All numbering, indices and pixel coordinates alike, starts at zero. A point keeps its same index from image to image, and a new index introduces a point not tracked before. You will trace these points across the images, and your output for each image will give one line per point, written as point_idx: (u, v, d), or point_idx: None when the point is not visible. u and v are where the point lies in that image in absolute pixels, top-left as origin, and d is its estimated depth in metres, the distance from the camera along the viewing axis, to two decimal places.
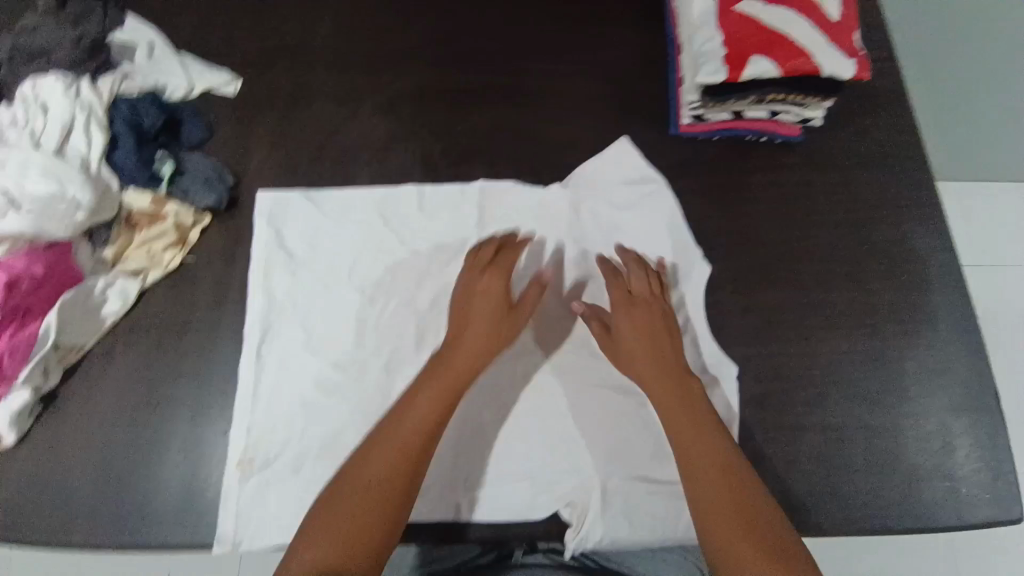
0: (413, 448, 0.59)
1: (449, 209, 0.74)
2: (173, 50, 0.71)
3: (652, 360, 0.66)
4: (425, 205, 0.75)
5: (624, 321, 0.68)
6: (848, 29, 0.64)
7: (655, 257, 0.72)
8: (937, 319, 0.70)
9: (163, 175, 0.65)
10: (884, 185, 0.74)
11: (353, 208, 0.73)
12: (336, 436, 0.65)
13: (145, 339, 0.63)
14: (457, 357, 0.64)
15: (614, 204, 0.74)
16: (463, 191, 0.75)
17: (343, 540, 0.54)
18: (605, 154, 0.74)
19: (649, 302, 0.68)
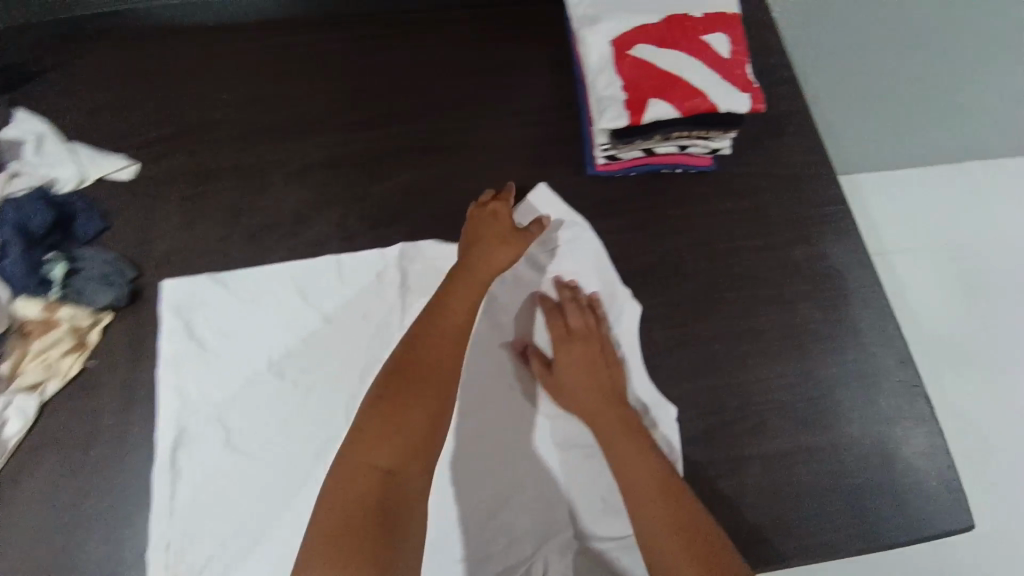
0: (433, 374, 0.53)
1: (373, 277, 0.65)
2: (62, 140, 0.66)
3: (589, 392, 0.60)
4: (345, 275, 0.64)
5: (563, 357, 0.62)
6: (742, 63, 0.60)
7: (587, 291, 0.65)
8: (863, 334, 0.64)
9: (56, 278, 0.59)
10: (797, 202, 0.69)
11: (268, 284, 0.63)
12: (262, 542, 0.56)
13: (44, 460, 0.57)
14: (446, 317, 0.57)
15: (538, 258, 0.66)
16: (383, 256, 0.65)
17: (355, 491, 0.46)
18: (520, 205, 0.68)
19: (574, 344, 0.62)
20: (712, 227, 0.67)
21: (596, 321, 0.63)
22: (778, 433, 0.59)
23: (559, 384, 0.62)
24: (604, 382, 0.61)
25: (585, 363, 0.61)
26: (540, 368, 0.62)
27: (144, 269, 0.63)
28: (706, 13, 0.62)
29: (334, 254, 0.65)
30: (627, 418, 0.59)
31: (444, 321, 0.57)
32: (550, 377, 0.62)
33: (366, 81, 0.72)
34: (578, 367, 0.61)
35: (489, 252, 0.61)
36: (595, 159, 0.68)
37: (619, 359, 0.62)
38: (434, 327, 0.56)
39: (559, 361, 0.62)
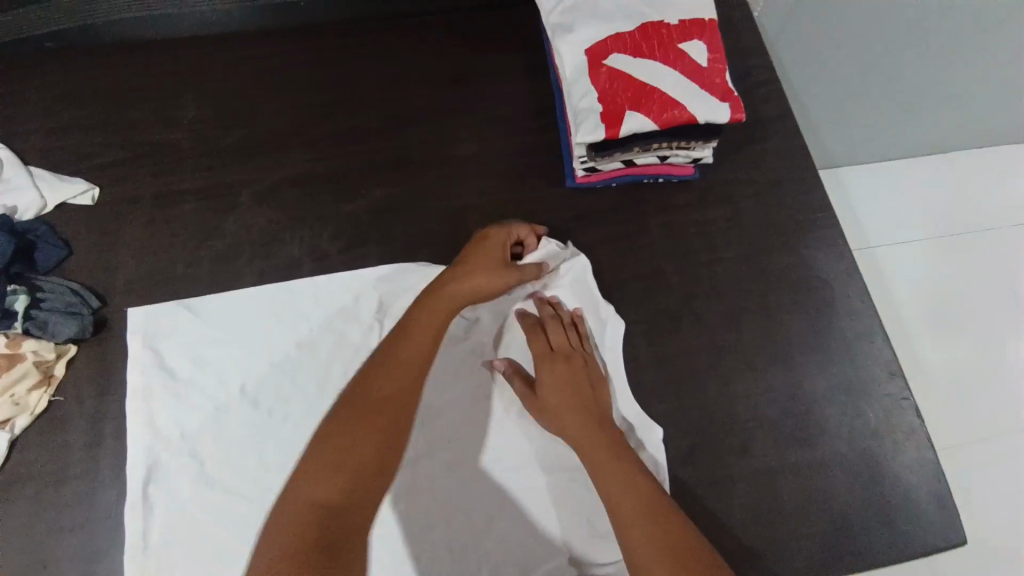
0: (388, 407, 0.49)
1: (349, 299, 0.63)
2: (21, 165, 0.65)
3: (574, 410, 0.57)
4: (319, 298, 0.63)
5: (545, 375, 0.59)
6: (720, 71, 0.59)
7: (571, 306, 0.63)
8: (849, 344, 0.63)
9: (18, 310, 0.57)
10: (782, 209, 0.67)
11: (240, 309, 0.62)
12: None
13: (11, 500, 0.54)
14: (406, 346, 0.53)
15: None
16: (358, 277, 0.64)
17: (296, 529, 0.42)
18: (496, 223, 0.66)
19: (557, 363, 0.59)
20: (695, 238, 0.66)
21: (580, 340, 0.61)
22: (764, 450, 0.58)
23: (540, 405, 0.59)
24: (585, 404, 0.57)
25: (569, 383, 0.58)
26: (522, 387, 0.60)
27: (111, 297, 0.61)
28: (682, 20, 0.60)
29: (308, 276, 0.64)
30: (609, 437, 0.55)
31: (404, 350, 0.53)
32: (531, 397, 0.60)
33: (336, 94, 0.70)
34: (560, 386, 0.58)
35: (472, 276, 0.58)
36: (574, 171, 0.66)
37: (604, 379, 0.60)
38: (389, 355, 0.53)
39: (540, 380, 0.59)
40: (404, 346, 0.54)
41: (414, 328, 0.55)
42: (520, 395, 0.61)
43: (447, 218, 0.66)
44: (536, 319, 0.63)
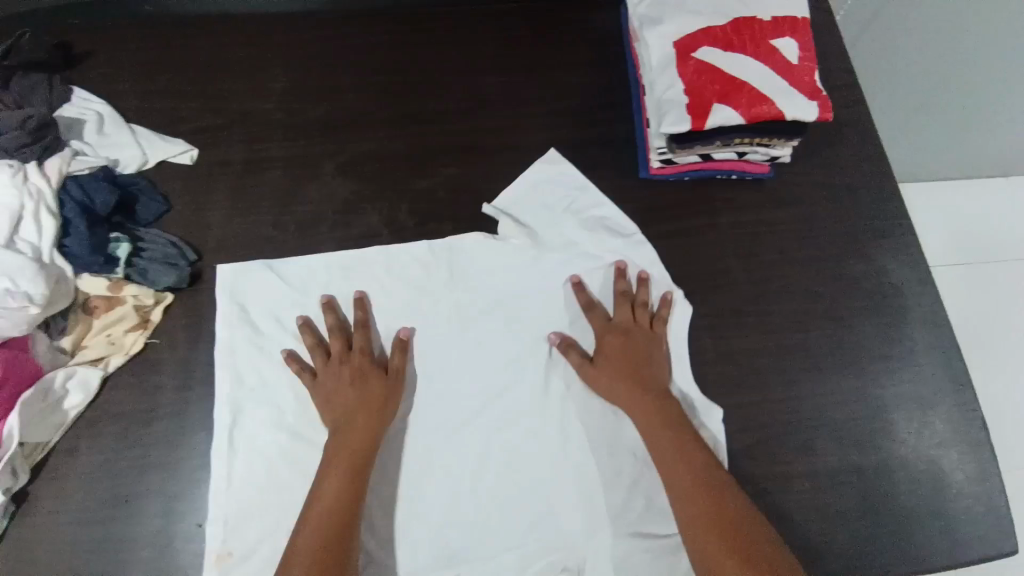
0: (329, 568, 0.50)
1: (422, 269, 0.65)
2: (122, 122, 0.69)
3: (628, 380, 0.60)
4: (394, 266, 0.65)
5: (605, 345, 0.62)
6: (810, 70, 0.58)
7: (657, 293, 0.64)
8: (916, 352, 0.63)
9: (121, 257, 0.60)
10: (856, 214, 0.67)
11: (318, 273, 0.64)
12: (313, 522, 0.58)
13: (106, 432, 0.58)
14: (323, 509, 0.53)
15: (587, 250, 0.67)
16: (431, 250, 0.66)
17: None
18: (555, 180, 0.68)
19: (610, 336, 0.62)
20: (765, 237, 0.66)
21: (646, 317, 0.63)
22: (827, 450, 0.59)
23: (596, 377, 0.61)
24: (633, 390, 0.60)
25: (628, 356, 0.61)
26: (579, 358, 0.62)
27: (203, 254, 0.64)
28: (776, 16, 0.60)
29: (382, 245, 0.66)
30: (656, 424, 0.58)
31: (321, 521, 0.52)
32: (587, 368, 0.62)
33: (415, 75, 0.73)
34: (614, 360, 0.61)
35: (359, 418, 0.58)
36: (649, 162, 0.67)
37: (664, 359, 0.62)
38: (313, 515, 0.53)
39: (599, 353, 0.62)
40: (325, 507, 0.53)
41: (324, 498, 0.54)
42: (576, 366, 0.62)
43: (521, 199, 0.68)
44: (599, 299, 0.65)
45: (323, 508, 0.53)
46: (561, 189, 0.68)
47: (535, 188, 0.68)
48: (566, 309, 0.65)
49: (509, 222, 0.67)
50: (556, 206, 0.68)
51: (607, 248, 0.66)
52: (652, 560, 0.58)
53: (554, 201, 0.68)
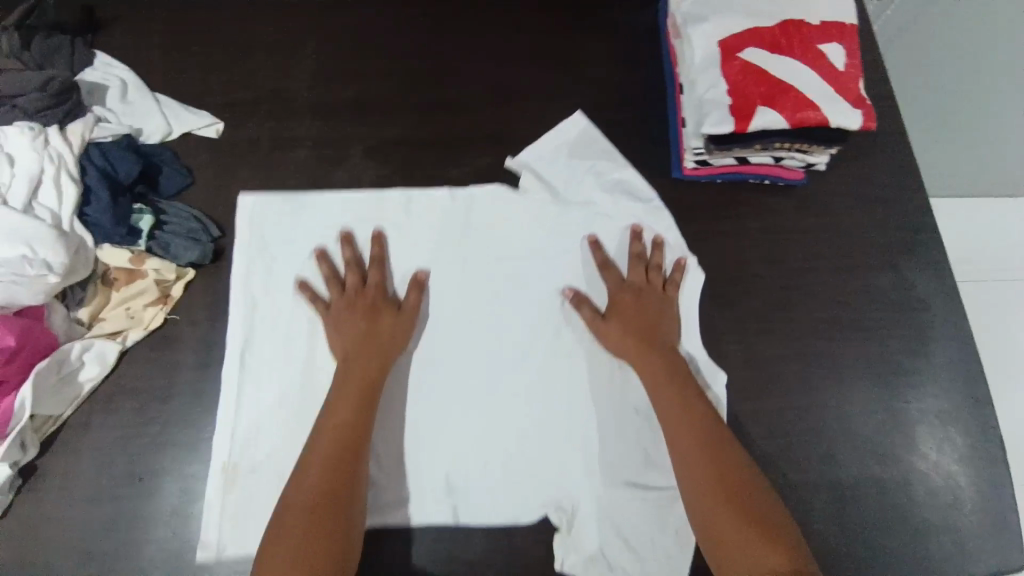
0: (332, 495, 0.50)
1: (441, 216, 0.65)
2: (147, 91, 0.67)
3: (638, 335, 0.60)
4: (413, 207, 0.65)
5: (617, 302, 0.62)
6: (856, 77, 0.58)
7: (672, 259, 0.65)
8: (940, 367, 0.63)
9: (143, 229, 0.59)
10: (887, 225, 0.67)
11: (336, 211, 0.64)
12: None
13: (122, 407, 0.57)
14: (328, 439, 0.53)
15: (603, 210, 0.67)
16: (451, 195, 0.66)
17: None
18: (580, 142, 0.68)
19: (624, 291, 0.63)
20: (795, 244, 0.66)
21: (659, 280, 0.63)
22: (849, 461, 0.59)
23: (607, 329, 0.61)
24: (643, 338, 0.60)
25: (639, 311, 0.62)
26: (590, 311, 0.62)
27: (227, 230, 0.63)
28: (823, 21, 0.59)
29: (400, 188, 0.66)
30: (664, 371, 0.58)
31: (334, 443, 0.52)
32: (598, 322, 0.62)
33: (449, 60, 0.71)
34: (627, 309, 0.62)
35: (371, 347, 0.58)
36: (683, 161, 0.67)
37: (673, 315, 0.62)
38: (319, 446, 0.52)
39: (612, 306, 0.62)
40: (328, 438, 0.53)
41: (335, 422, 0.54)
42: (589, 319, 0.62)
43: (552, 192, 0.67)
44: (613, 259, 0.66)
45: (328, 439, 0.53)
46: (585, 150, 0.68)
47: (559, 147, 0.68)
48: (582, 267, 0.65)
49: (532, 176, 0.67)
50: (578, 164, 0.68)
51: (623, 208, 0.66)
52: (648, 518, 0.58)
53: (577, 161, 0.68)
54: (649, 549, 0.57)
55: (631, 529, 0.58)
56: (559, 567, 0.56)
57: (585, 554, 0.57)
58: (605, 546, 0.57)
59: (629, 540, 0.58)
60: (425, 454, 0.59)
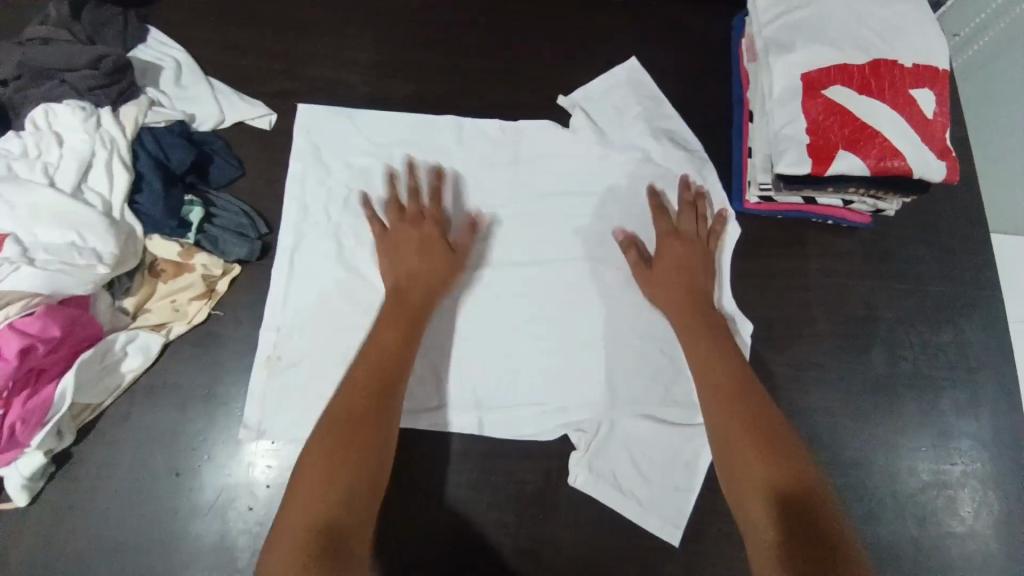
0: (371, 401, 0.50)
1: (489, 145, 0.67)
2: (201, 74, 0.65)
3: (685, 284, 0.60)
4: (464, 138, 0.66)
5: (666, 250, 0.62)
6: (945, 127, 0.55)
7: (715, 209, 0.65)
8: (992, 432, 0.61)
9: (194, 222, 0.58)
10: (949, 278, 0.65)
11: (388, 130, 0.66)
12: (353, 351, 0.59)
13: (162, 399, 0.56)
14: (372, 355, 0.53)
15: (653, 156, 0.67)
16: (502, 128, 0.67)
17: (296, 533, 0.42)
18: (631, 85, 0.69)
19: (671, 237, 0.62)
20: (851, 289, 0.64)
21: (704, 231, 0.63)
22: (890, 520, 0.58)
23: (651, 276, 0.61)
24: (690, 286, 0.60)
25: (685, 259, 0.61)
26: (636, 259, 0.62)
27: (275, 228, 0.62)
28: (916, 64, 0.56)
29: (452, 115, 0.67)
30: (708, 320, 0.58)
31: (373, 366, 0.52)
32: (643, 268, 0.61)
33: (511, 67, 0.69)
34: (675, 255, 0.61)
35: (421, 280, 0.58)
36: (744, 195, 0.65)
37: (714, 266, 0.62)
38: (364, 359, 0.53)
39: (658, 252, 0.62)
40: (372, 355, 0.53)
41: (378, 344, 0.54)
42: (635, 265, 0.62)
43: (605, 214, 0.66)
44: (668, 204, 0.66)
45: (371, 356, 0.53)
46: (634, 96, 0.69)
47: (611, 88, 0.69)
48: (624, 206, 0.66)
49: (582, 113, 0.68)
50: (628, 108, 0.69)
51: (673, 155, 0.67)
52: (661, 446, 0.58)
53: (627, 105, 0.69)
54: (660, 477, 0.57)
55: (648, 459, 0.58)
56: (571, 481, 0.56)
57: (599, 471, 0.56)
58: (617, 470, 0.57)
59: (641, 467, 0.57)
60: (464, 474, 0.56)
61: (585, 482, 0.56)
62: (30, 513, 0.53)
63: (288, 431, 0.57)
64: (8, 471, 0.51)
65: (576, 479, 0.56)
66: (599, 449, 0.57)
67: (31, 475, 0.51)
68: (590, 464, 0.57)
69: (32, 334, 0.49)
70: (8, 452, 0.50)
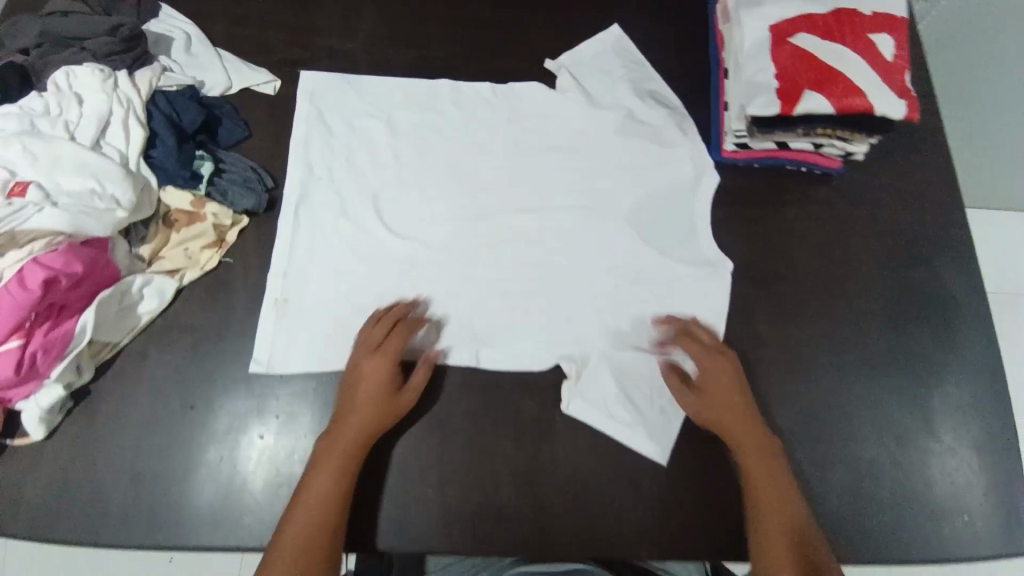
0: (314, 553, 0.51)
1: (484, 108, 0.71)
2: (209, 45, 0.69)
3: (744, 420, 0.57)
4: (459, 101, 0.70)
5: (708, 375, 0.59)
6: (904, 69, 0.59)
7: (697, 168, 0.69)
8: (965, 358, 0.65)
9: (205, 175, 0.62)
10: (920, 219, 0.68)
11: (387, 95, 0.70)
12: (357, 297, 0.62)
13: (175, 341, 0.59)
14: (317, 500, 0.52)
15: (636, 114, 0.71)
16: (494, 92, 0.71)
17: None
18: (616, 51, 0.74)
19: (717, 359, 0.60)
20: (827, 232, 0.68)
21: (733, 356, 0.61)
22: (869, 439, 0.62)
23: (700, 402, 0.59)
24: (747, 422, 0.57)
25: (733, 392, 0.59)
26: (681, 387, 0.59)
27: (280, 183, 0.66)
28: (875, 14, 0.60)
29: (448, 80, 0.71)
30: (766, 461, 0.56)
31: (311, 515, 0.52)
32: (682, 388, 0.59)
33: (502, 35, 0.73)
34: (728, 384, 0.59)
35: (362, 424, 0.55)
36: (722, 144, 0.68)
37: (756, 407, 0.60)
38: (306, 503, 0.52)
39: (705, 376, 0.59)
40: (312, 503, 0.52)
41: (319, 495, 0.52)
42: (671, 383, 0.60)
43: (593, 167, 0.69)
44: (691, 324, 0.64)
45: (312, 505, 0.52)
46: (618, 60, 0.73)
47: (598, 53, 0.73)
48: (611, 160, 0.70)
49: (569, 76, 0.72)
50: (613, 72, 0.73)
51: (656, 114, 0.71)
52: (648, 377, 0.62)
53: (612, 69, 0.73)
54: (649, 404, 0.60)
55: (637, 390, 0.61)
56: (565, 408, 0.59)
57: (590, 399, 0.60)
58: (607, 399, 0.60)
59: (631, 395, 0.61)
60: (464, 404, 0.59)
61: (578, 410, 0.59)
62: (49, 447, 0.56)
63: (297, 368, 0.60)
64: (27, 404, 0.53)
65: (570, 408, 0.59)
66: (590, 381, 0.61)
67: (49, 407, 0.54)
68: (583, 394, 0.60)
69: (56, 268, 0.52)
70: (29, 383, 0.53)
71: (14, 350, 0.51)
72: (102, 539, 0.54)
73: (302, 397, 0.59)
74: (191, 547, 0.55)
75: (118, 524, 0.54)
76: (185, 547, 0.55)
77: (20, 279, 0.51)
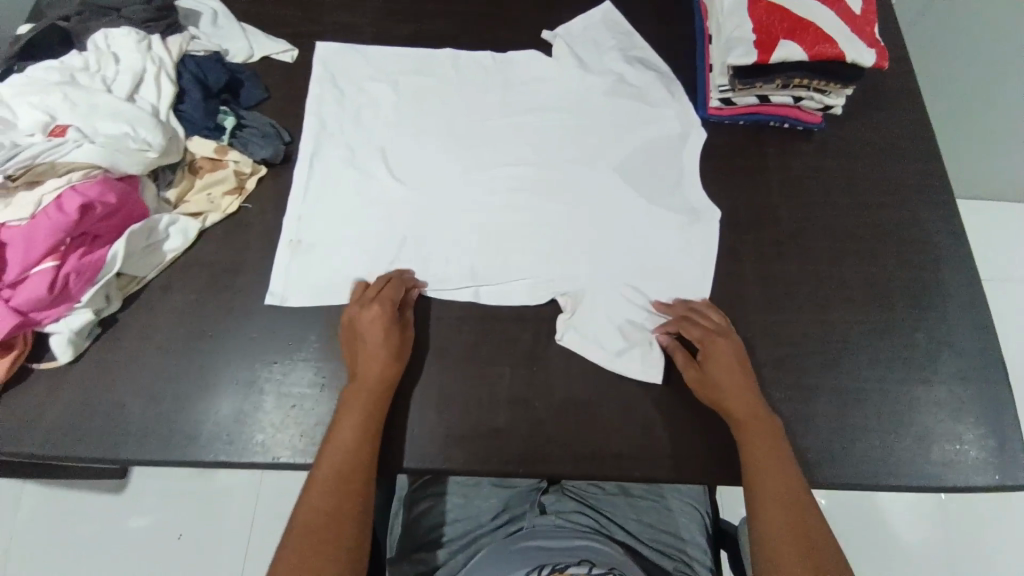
0: (343, 505, 0.52)
1: (484, 74, 0.76)
2: (233, 18, 0.76)
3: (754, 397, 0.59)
4: (461, 67, 0.76)
5: (724, 350, 0.61)
6: (870, 22, 0.66)
7: (684, 124, 0.74)
8: (946, 297, 0.68)
9: (227, 127, 0.67)
10: (897, 170, 0.72)
11: (395, 62, 0.76)
12: (364, 238, 0.66)
13: (194, 276, 0.64)
14: (345, 457, 0.54)
15: (626, 78, 0.76)
16: (494, 60, 0.77)
17: None
18: (607, 22, 0.79)
19: (721, 339, 0.61)
20: (808, 181, 0.71)
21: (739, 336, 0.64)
22: (854, 369, 0.65)
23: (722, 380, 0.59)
24: (749, 399, 0.58)
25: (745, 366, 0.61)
26: (688, 361, 0.61)
27: (296, 139, 0.71)
28: None
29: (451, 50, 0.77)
30: (770, 435, 0.57)
31: (330, 496, 0.52)
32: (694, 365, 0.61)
33: (502, 11, 0.80)
34: (731, 365, 0.60)
35: (356, 400, 0.56)
36: (707, 102, 0.73)
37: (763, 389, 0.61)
38: (332, 461, 0.54)
39: (712, 353, 0.61)
40: (340, 460, 0.54)
41: (344, 453, 0.54)
42: (685, 362, 0.61)
43: (585, 124, 0.74)
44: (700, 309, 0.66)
45: (339, 462, 0.54)
46: (609, 32, 0.79)
47: (590, 25, 0.79)
48: (603, 118, 0.74)
49: (564, 44, 0.77)
50: (604, 41, 0.78)
51: (645, 77, 0.76)
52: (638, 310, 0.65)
53: (603, 38, 0.78)
54: (640, 334, 0.64)
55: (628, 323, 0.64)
56: (559, 338, 0.63)
57: (583, 330, 0.63)
58: (600, 331, 0.63)
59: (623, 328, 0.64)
60: (464, 334, 0.63)
61: (574, 342, 0.62)
62: (74, 371, 0.60)
63: (307, 303, 0.63)
64: (58, 326, 0.58)
65: (566, 338, 0.62)
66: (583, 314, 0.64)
67: (78, 329, 0.58)
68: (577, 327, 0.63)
69: (91, 197, 0.57)
70: (60, 305, 0.57)
71: (48, 270, 0.55)
72: (120, 454, 0.57)
73: (311, 327, 0.63)
74: (206, 462, 0.58)
75: (136, 441, 0.58)
76: (200, 463, 0.58)
77: (58, 205, 0.56)
